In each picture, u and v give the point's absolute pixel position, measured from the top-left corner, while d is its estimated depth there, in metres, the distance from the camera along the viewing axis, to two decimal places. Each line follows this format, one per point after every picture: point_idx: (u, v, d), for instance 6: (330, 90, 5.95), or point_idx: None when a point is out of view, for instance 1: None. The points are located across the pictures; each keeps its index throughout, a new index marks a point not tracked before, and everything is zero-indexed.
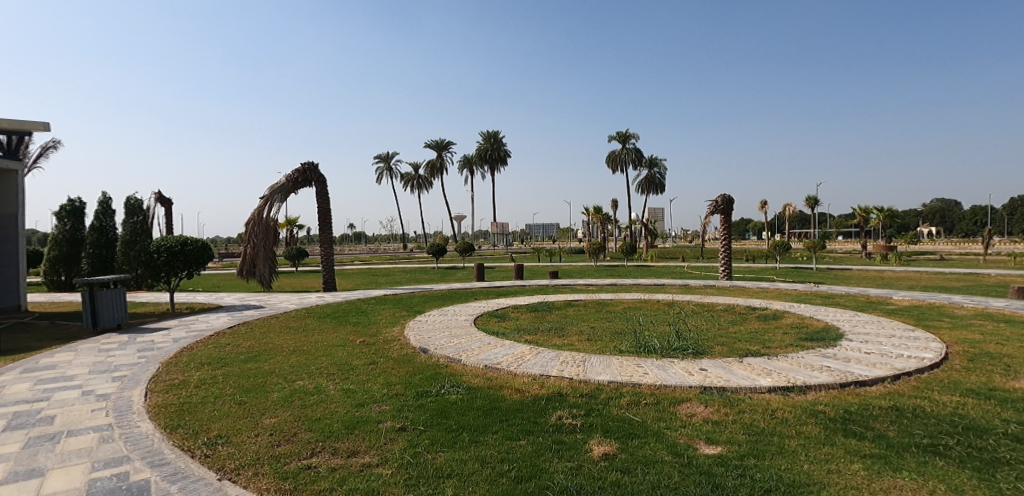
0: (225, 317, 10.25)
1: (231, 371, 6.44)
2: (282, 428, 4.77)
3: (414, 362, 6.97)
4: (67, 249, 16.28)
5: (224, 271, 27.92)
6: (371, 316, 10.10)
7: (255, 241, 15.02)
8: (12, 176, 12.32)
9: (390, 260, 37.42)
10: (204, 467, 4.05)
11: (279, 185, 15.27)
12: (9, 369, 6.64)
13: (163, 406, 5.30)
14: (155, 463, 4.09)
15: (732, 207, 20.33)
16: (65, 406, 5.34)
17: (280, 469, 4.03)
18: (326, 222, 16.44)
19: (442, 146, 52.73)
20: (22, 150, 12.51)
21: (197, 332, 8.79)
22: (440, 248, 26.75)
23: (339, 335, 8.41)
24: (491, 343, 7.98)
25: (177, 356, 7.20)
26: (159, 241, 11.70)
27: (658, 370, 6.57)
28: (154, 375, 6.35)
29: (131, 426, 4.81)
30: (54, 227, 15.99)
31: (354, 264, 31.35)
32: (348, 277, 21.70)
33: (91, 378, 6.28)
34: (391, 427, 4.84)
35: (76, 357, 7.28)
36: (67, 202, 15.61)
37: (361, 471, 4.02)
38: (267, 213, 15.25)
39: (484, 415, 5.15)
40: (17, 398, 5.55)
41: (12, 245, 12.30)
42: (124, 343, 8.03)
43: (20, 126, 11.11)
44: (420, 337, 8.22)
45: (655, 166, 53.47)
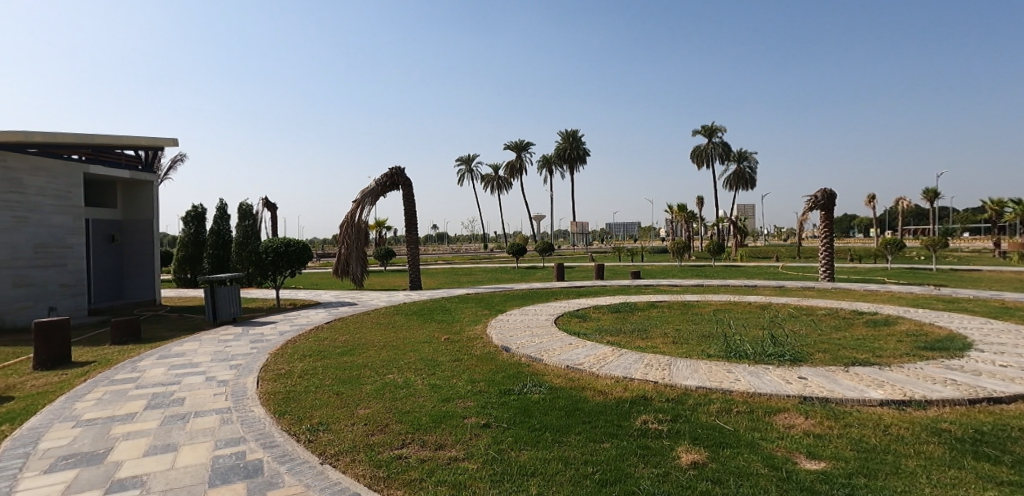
0: (323, 313, 11.04)
1: (329, 363, 6.92)
2: (375, 418, 5.05)
3: (497, 360, 7.10)
4: (192, 251, 18.36)
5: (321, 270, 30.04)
6: (455, 315, 10.41)
7: (349, 242, 16.01)
8: (147, 187, 13.88)
9: (473, 259, 38.44)
10: (309, 451, 4.39)
11: (369, 189, 16.17)
12: (148, 355, 7.61)
13: (272, 393, 5.82)
14: (267, 445, 4.50)
15: (834, 202, 18.67)
16: (193, 389, 6.02)
17: (374, 457, 4.28)
18: (411, 224, 17.17)
19: (521, 147, 53.25)
20: (156, 164, 14.24)
21: (299, 326, 9.56)
22: (520, 248, 27.01)
23: (425, 332, 8.76)
24: (572, 343, 7.92)
25: (282, 348, 7.86)
26: (267, 243, 12.85)
27: (750, 377, 6.19)
28: (264, 364, 6.98)
29: (246, 410, 5.33)
30: (182, 231, 18.07)
31: (437, 264, 32.48)
32: (432, 277, 22.48)
33: (213, 365, 7.03)
34: (476, 423, 4.97)
35: (200, 346, 8.19)
36: (192, 209, 17.60)
37: (448, 464, 4.16)
38: (359, 216, 16.20)
39: (567, 415, 5.13)
40: (156, 381, 6.34)
41: (147, 247, 13.97)
42: (238, 335, 8.91)
43: (154, 141, 12.62)
44: (502, 336, 8.35)
45: (745, 160, 50.37)
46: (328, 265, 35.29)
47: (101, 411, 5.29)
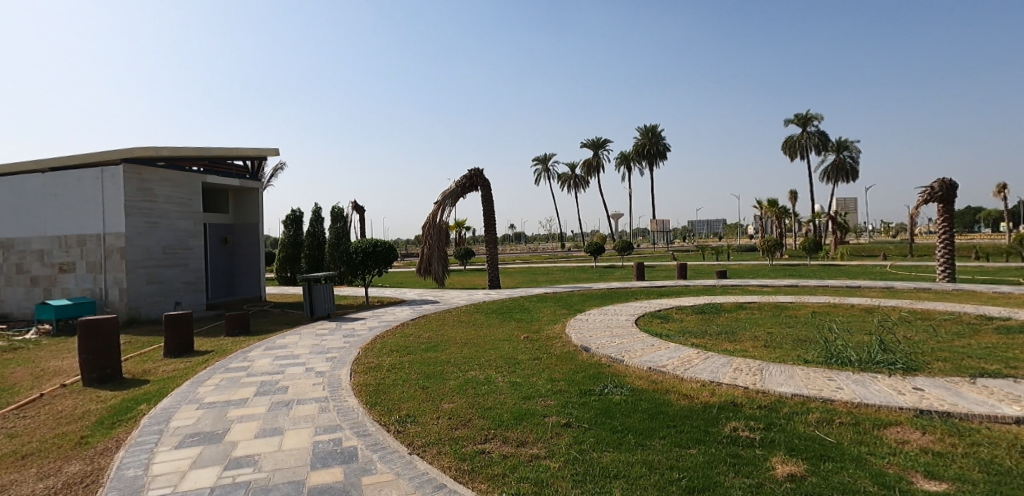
0: (408, 310, 11.56)
1: (415, 359, 7.24)
2: (459, 413, 5.22)
3: (576, 360, 7.06)
4: (291, 251, 19.97)
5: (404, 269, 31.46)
6: (533, 314, 10.49)
7: (431, 243, 16.63)
8: (253, 194, 15.23)
9: (550, 259, 38.48)
10: (398, 441, 4.62)
11: (449, 191, 16.70)
12: (257, 346, 8.39)
13: (364, 385, 6.19)
14: (360, 433, 4.80)
15: (955, 193, 16.64)
16: (295, 379, 6.55)
17: (459, 450, 4.42)
18: (489, 224, 17.52)
19: (597, 145, 52.52)
20: (262, 173, 15.61)
21: (387, 322, 10.08)
22: (598, 247, 26.66)
23: (505, 331, 8.91)
24: (654, 345, 7.69)
25: (372, 343, 8.34)
26: (357, 243, 13.68)
27: (855, 386, 5.68)
28: (356, 358, 7.44)
29: (341, 399, 5.71)
30: (283, 233, 19.70)
31: (515, 263, 32.85)
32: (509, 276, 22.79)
33: (311, 357, 7.60)
34: (557, 422, 4.98)
35: (300, 339, 8.89)
36: (291, 213, 19.14)
37: (530, 461, 4.21)
38: (440, 217, 16.77)
39: (650, 419, 4.99)
40: (264, 370, 6.97)
41: (253, 248, 15.35)
42: (333, 330, 9.57)
43: (259, 151, 13.85)
44: (581, 336, 8.29)
45: (844, 150, 46.22)
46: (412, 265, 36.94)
47: (219, 395, 5.90)
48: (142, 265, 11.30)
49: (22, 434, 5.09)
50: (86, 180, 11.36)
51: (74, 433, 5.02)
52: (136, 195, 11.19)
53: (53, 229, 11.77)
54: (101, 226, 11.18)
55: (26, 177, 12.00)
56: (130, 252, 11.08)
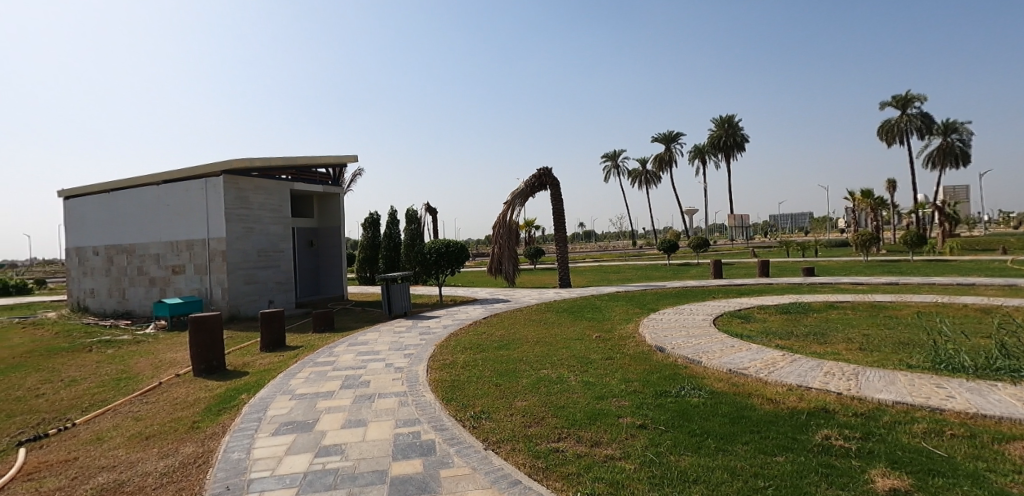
0: (480, 309, 11.81)
1: (488, 356, 7.39)
2: (532, 411, 5.27)
3: (651, 360, 6.89)
4: (370, 253, 21.04)
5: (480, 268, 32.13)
6: (605, 313, 10.35)
7: (501, 242, 16.88)
8: (335, 199, 16.20)
9: (622, 257, 37.73)
10: (474, 436, 4.75)
11: (519, 190, 16.87)
12: (341, 342, 8.93)
13: (440, 381, 6.40)
14: (438, 427, 4.98)
15: None
16: (376, 374, 6.91)
17: (533, 448, 4.46)
18: (559, 222, 17.48)
19: (670, 138, 50.78)
20: (342, 179, 16.57)
21: (460, 321, 10.36)
22: (672, 244, 25.78)
23: (576, 330, 8.87)
24: (735, 346, 7.34)
25: (446, 340, 8.61)
26: (430, 244, 14.16)
27: (971, 394, 5.10)
28: (432, 355, 7.72)
29: (419, 394, 5.95)
30: (362, 235, 20.80)
31: (585, 262, 32.49)
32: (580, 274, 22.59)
33: (391, 353, 7.98)
34: (632, 423, 4.89)
35: (380, 336, 9.35)
36: (370, 216, 20.17)
37: (605, 461, 4.17)
38: (509, 216, 16.96)
39: (732, 423, 4.77)
40: (348, 365, 7.42)
41: (335, 250, 16.33)
42: (410, 327, 9.98)
43: (340, 159, 14.71)
44: (656, 336, 8.08)
45: (953, 133, 41.51)
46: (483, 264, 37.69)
47: (309, 388, 6.35)
48: (241, 266, 12.37)
49: (147, 418, 5.75)
50: (193, 190, 12.61)
51: (188, 418, 5.60)
52: (235, 203, 12.27)
53: (166, 236, 13.17)
54: (206, 231, 12.36)
55: (145, 189, 13.52)
56: (231, 255, 12.17)
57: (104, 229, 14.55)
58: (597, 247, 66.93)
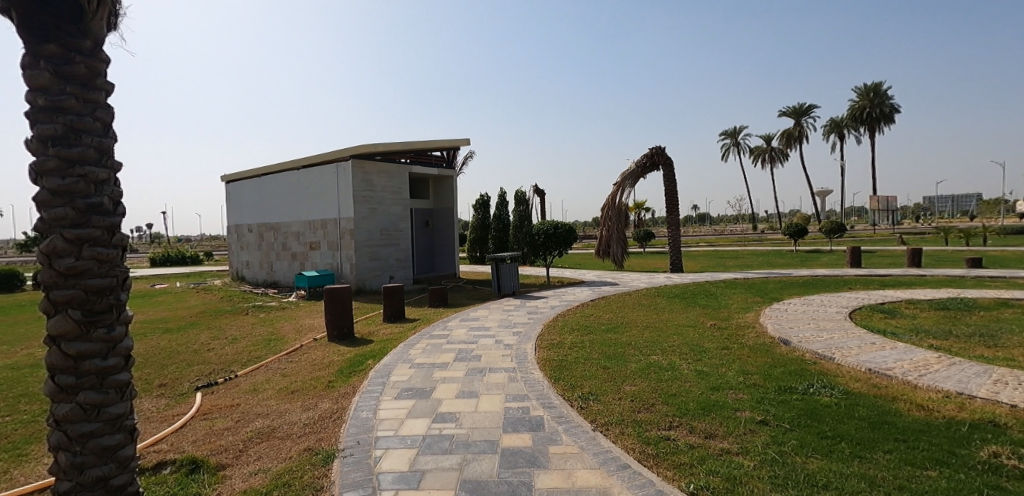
0: (588, 291, 11.75)
1: (596, 339, 7.33)
2: (641, 396, 5.15)
3: (774, 353, 6.38)
4: (480, 233, 21.84)
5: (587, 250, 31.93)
6: (721, 300, 9.76)
7: (609, 225, 16.56)
8: (449, 182, 16.95)
9: (739, 241, 35.18)
10: (582, 416, 4.75)
11: (629, 171, 16.36)
12: (454, 317, 9.42)
13: (548, 360, 6.49)
14: (547, 404, 5.06)
15: None
16: (487, 349, 7.19)
17: (642, 434, 4.37)
18: (671, 204, 16.71)
19: (800, 112, 45.90)
20: (456, 162, 17.25)
21: (567, 302, 10.39)
22: (800, 229, 23.48)
23: (689, 316, 8.48)
24: (876, 344, 6.52)
25: (554, 321, 8.70)
26: (539, 225, 14.32)
27: None
28: (540, 334, 7.85)
29: (528, 371, 6.09)
30: (473, 216, 21.63)
31: (698, 246, 30.75)
32: (692, 259, 21.47)
33: (500, 330, 8.25)
34: (751, 418, 4.58)
35: (490, 313, 9.71)
36: (481, 198, 20.87)
37: (720, 455, 3.96)
38: (618, 198, 16.54)
39: (871, 428, 4.27)
40: (461, 339, 7.82)
41: (449, 230, 17.15)
42: (518, 306, 10.23)
43: (454, 142, 15.29)
44: (779, 327, 7.45)
45: None
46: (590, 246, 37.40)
47: (426, 358, 6.79)
48: (366, 244, 13.49)
49: (292, 374, 6.56)
50: (327, 174, 13.95)
51: (324, 378, 6.29)
52: (361, 186, 13.35)
53: (305, 215, 14.76)
54: (337, 211, 13.64)
55: (289, 173, 15.24)
56: (357, 233, 13.31)
57: (257, 210, 16.69)
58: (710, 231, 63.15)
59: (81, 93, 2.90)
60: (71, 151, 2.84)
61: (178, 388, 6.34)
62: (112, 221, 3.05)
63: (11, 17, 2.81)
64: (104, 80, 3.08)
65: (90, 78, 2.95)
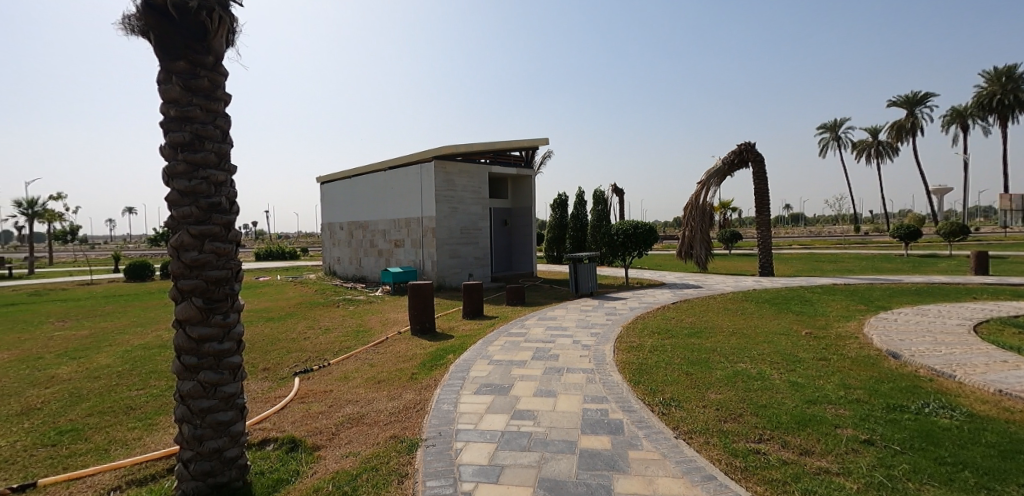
0: (669, 294, 11.35)
1: (678, 343, 7.06)
2: (727, 405, 4.89)
3: (881, 367, 5.80)
4: (557, 232, 21.81)
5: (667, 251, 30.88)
6: (819, 307, 9.04)
7: (692, 225, 15.90)
8: (527, 181, 17.09)
9: (839, 244, 32.35)
10: (664, 422, 4.60)
11: (714, 169, 15.61)
12: (532, 316, 9.48)
13: (627, 363, 6.34)
14: (626, 408, 4.95)
15: None
16: (564, 349, 7.16)
17: (730, 445, 4.15)
18: (762, 204, 15.72)
19: (913, 101, 41.35)
20: (534, 161, 17.35)
21: (647, 304, 10.11)
22: (913, 231, 21.17)
23: (781, 323, 7.93)
24: (1009, 362, 5.74)
25: (633, 323, 8.49)
26: (618, 225, 14.04)
27: None
28: (618, 336, 7.70)
29: (606, 373, 5.99)
30: (551, 216, 21.64)
31: (791, 249, 28.65)
32: (784, 262, 20.04)
33: (578, 330, 8.19)
34: (854, 436, 4.20)
35: (567, 313, 9.68)
36: (558, 197, 20.83)
37: (817, 474, 3.67)
38: (703, 197, 15.83)
39: (1002, 457, 3.76)
40: (538, 337, 7.85)
41: (526, 229, 17.28)
42: (596, 307, 10.10)
43: (533, 142, 15.37)
44: (887, 339, 6.77)
45: None
46: (670, 247, 36.11)
47: (504, 355, 6.90)
48: (446, 242, 13.94)
49: (378, 365, 6.92)
50: (411, 175, 14.59)
51: (408, 370, 6.57)
52: (443, 186, 13.81)
53: (390, 214, 15.54)
54: (420, 210, 14.22)
55: (376, 174, 16.11)
56: (439, 232, 13.78)
57: (347, 209, 17.80)
58: (804, 232, 58.67)
59: (204, 104, 3.50)
60: (195, 157, 3.47)
61: (278, 372, 6.90)
62: (228, 219, 3.62)
63: (152, 40, 3.45)
64: (224, 92, 3.63)
65: (210, 90, 3.54)
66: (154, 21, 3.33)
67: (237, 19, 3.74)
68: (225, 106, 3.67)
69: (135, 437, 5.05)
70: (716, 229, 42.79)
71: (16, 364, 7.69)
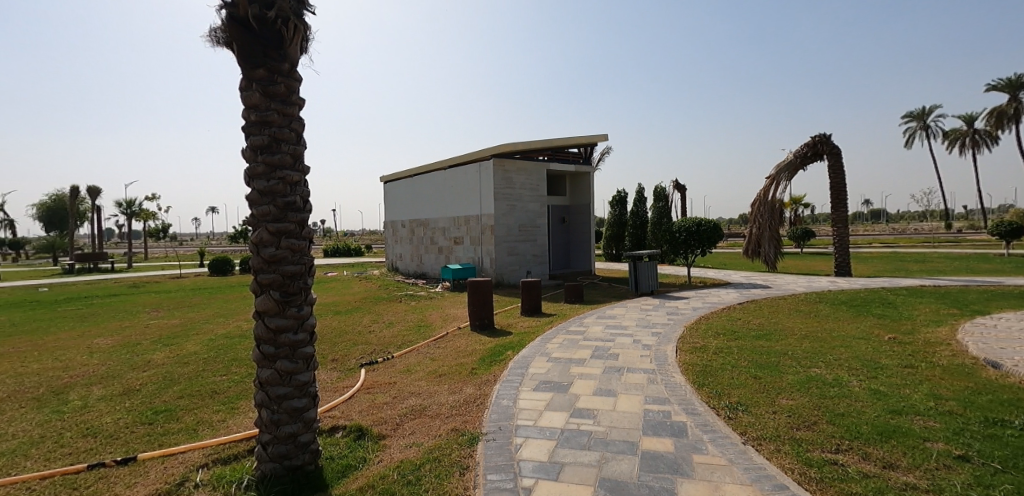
0: (735, 294, 10.89)
1: (745, 345, 6.76)
2: (800, 412, 4.63)
3: (978, 377, 5.29)
4: (616, 230, 21.47)
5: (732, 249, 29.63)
6: (904, 311, 8.36)
7: (759, 222, 15.15)
8: (585, 178, 16.92)
9: (927, 242, 29.70)
10: (730, 427, 4.42)
11: (785, 163, 14.81)
12: (590, 314, 9.38)
13: (690, 364, 6.15)
14: (690, 411, 4.80)
15: None
16: (623, 348, 7.04)
17: (803, 454, 3.93)
18: (838, 199, 14.75)
19: (1016, 84, 37.32)
20: (592, 158, 17.16)
21: (710, 304, 9.75)
22: (1016, 228, 19.13)
23: (860, 327, 7.41)
24: None
25: (696, 323, 8.22)
26: (680, 222, 13.63)
27: None
28: (680, 336, 7.47)
29: (668, 374, 5.84)
30: (609, 213, 21.33)
31: (870, 247, 26.65)
32: (863, 262, 18.69)
33: (638, 330, 8.02)
34: (946, 451, 3.86)
35: (627, 312, 9.51)
36: (617, 194, 20.49)
37: (903, 490, 3.40)
38: (771, 193, 15.05)
39: None
40: (597, 336, 7.77)
41: (584, 227, 17.13)
42: (657, 306, 9.86)
43: (591, 138, 15.19)
44: (984, 346, 6.17)
45: None
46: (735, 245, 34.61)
47: (563, 353, 6.88)
48: (505, 240, 14.06)
49: (439, 359, 7.10)
50: (470, 173, 14.83)
51: (468, 365, 6.70)
52: (501, 184, 13.94)
53: (450, 212, 15.87)
54: (478, 208, 14.44)
55: (436, 174, 16.52)
56: (497, 229, 13.93)
57: (409, 207, 18.36)
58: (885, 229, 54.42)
59: (281, 109, 3.72)
60: (273, 159, 3.69)
61: (346, 363, 7.23)
62: (302, 217, 3.82)
63: (235, 50, 3.69)
64: (298, 96, 3.84)
65: (286, 95, 3.76)
66: (237, 33, 3.56)
67: (310, 27, 3.94)
68: (299, 109, 3.88)
69: (219, 419, 5.46)
70: (786, 226, 40.55)
71: (119, 348, 8.52)
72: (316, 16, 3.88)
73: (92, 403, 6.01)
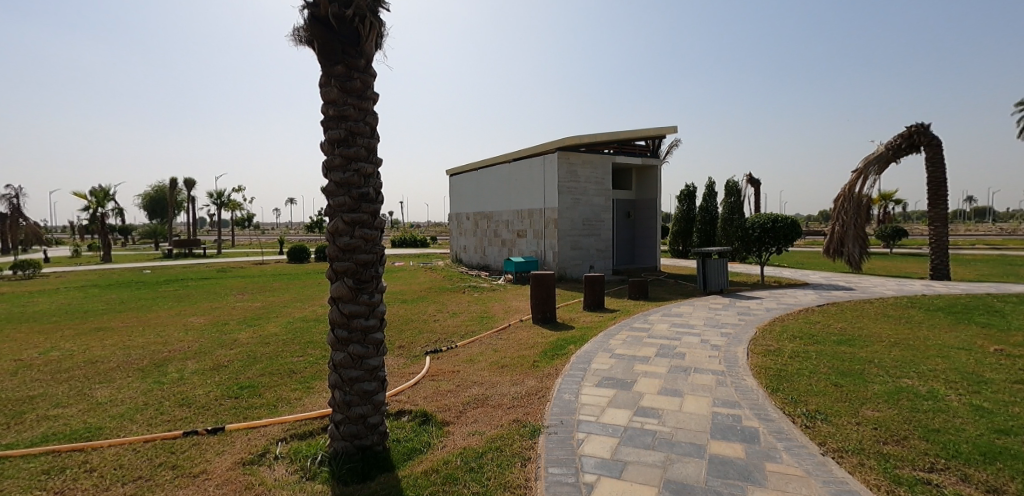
0: (814, 295, 10.21)
1: (824, 350, 6.34)
2: (888, 425, 4.28)
3: None
4: (683, 225, 20.76)
5: (811, 248, 27.75)
6: (1014, 320, 7.50)
7: (843, 219, 14.09)
8: (652, 171, 16.43)
9: None
10: (807, 436, 4.16)
11: (875, 156, 13.66)
12: (655, 312, 9.14)
13: (764, 368, 5.85)
14: (762, 416, 4.57)
15: None
16: (690, 348, 6.81)
17: (891, 470, 3.63)
18: (937, 195, 13.44)
19: None
20: (660, 151, 16.64)
21: (786, 305, 9.20)
22: None
23: (961, 336, 6.73)
24: None
25: (769, 325, 7.80)
26: (754, 219, 12.95)
27: None
28: (753, 338, 7.12)
29: (739, 377, 5.59)
30: (677, 208, 20.64)
31: (977, 249, 24.00)
32: (966, 265, 16.91)
33: (706, 329, 7.73)
34: None
35: (694, 310, 9.18)
36: (686, 189, 19.79)
37: None
38: (858, 187, 13.93)
39: None
40: (662, 334, 7.56)
41: (649, 221, 16.67)
42: (727, 306, 9.44)
43: (659, 130, 14.71)
44: None
45: None
46: (815, 244, 32.32)
47: (627, 349, 6.75)
48: (568, 234, 13.97)
49: (501, 350, 7.18)
50: (534, 166, 14.84)
51: (530, 357, 6.73)
52: (566, 177, 13.83)
53: (514, 205, 15.98)
54: (542, 201, 14.43)
55: (501, 167, 16.66)
56: (560, 223, 13.85)
57: (473, 200, 18.67)
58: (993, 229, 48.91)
59: (357, 104, 3.88)
60: (349, 152, 3.85)
61: (412, 350, 7.50)
62: (375, 207, 3.97)
63: (316, 48, 3.85)
64: (373, 92, 3.98)
65: (362, 91, 3.91)
66: (318, 32, 3.72)
67: (384, 23, 4.07)
68: (373, 104, 4.02)
69: (297, 397, 5.83)
70: (874, 223, 37.37)
71: (210, 327, 9.30)
72: (390, 13, 4.01)
73: (186, 376, 6.59)
